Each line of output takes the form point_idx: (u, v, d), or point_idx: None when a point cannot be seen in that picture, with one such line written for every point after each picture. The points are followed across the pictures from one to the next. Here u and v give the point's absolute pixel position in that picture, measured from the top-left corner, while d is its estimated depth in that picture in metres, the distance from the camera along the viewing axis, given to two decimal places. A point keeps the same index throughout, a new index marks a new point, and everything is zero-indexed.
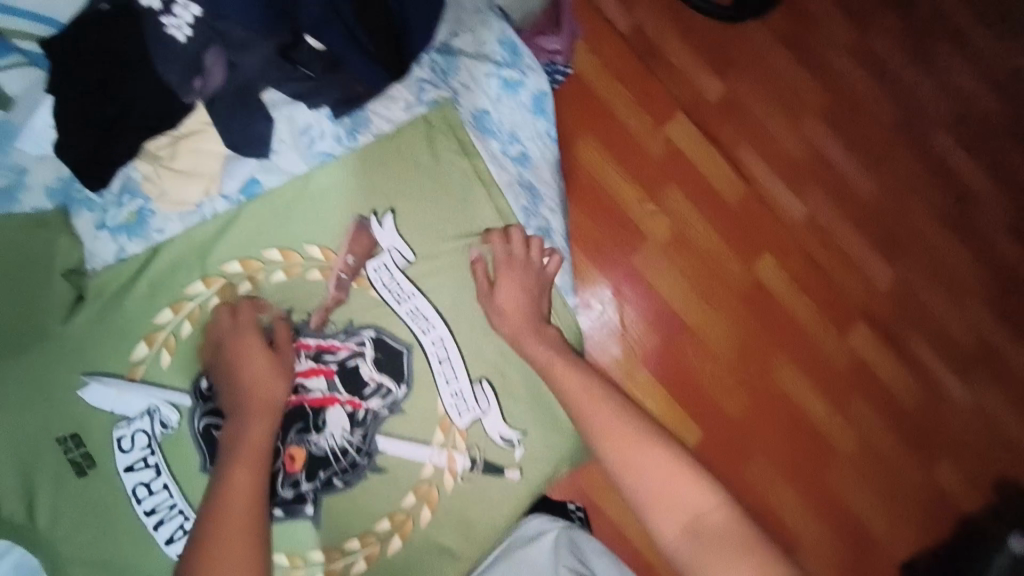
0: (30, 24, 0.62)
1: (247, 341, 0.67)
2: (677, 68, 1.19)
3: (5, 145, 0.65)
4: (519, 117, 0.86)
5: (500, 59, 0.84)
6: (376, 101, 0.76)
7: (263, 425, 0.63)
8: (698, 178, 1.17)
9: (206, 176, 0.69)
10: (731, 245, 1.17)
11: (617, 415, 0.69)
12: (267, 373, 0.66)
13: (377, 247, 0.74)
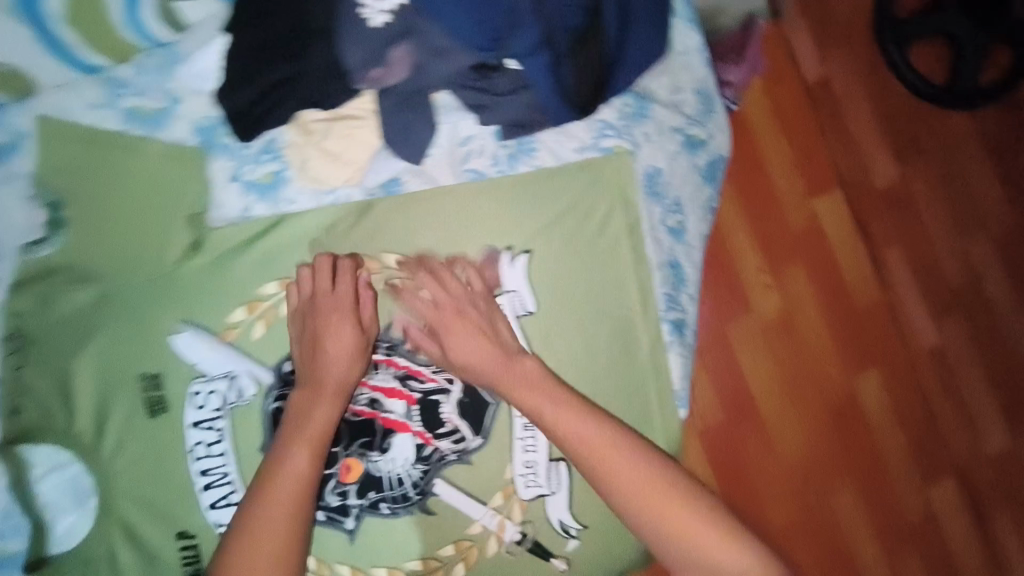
0: None
1: (337, 320, 0.63)
2: (853, 138, 1.15)
3: (169, 71, 0.64)
4: (688, 182, 0.77)
5: (691, 113, 0.77)
6: (551, 133, 0.66)
7: (325, 407, 0.62)
8: (828, 264, 1.12)
9: (351, 165, 0.65)
10: (837, 345, 1.12)
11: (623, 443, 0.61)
12: (329, 356, 0.62)
13: (501, 287, 0.67)
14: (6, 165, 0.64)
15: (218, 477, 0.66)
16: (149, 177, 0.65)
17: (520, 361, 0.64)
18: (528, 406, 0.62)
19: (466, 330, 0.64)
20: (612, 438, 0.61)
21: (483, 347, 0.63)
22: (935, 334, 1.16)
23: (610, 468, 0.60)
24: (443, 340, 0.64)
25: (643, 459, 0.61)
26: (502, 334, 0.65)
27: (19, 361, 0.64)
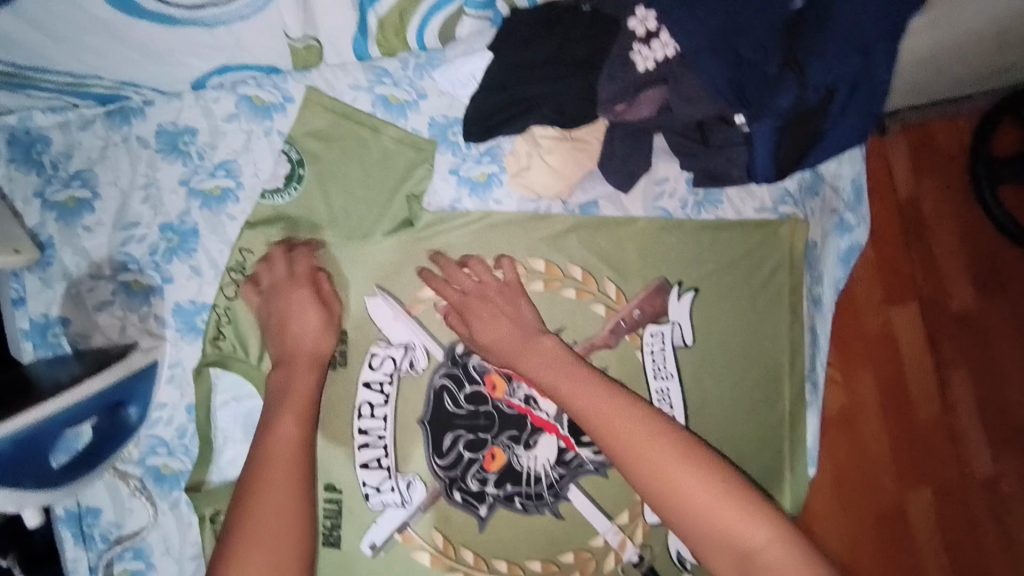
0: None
1: (286, 300, 0.68)
2: (936, 256, 1.13)
3: (426, 71, 0.73)
4: (830, 261, 0.83)
5: (846, 199, 0.82)
6: (738, 189, 0.74)
7: (306, 379, 0.65)
8: (895, 373, 1.10)
9: (565, 180, 0.71)
10: (892, 456, 1.08)
11: (630, 413, 0.60)
12: (298, 340, 0.67)
13: (666, 316, 0.73)
14: (267, 121, 0.72)
15: (376, 438, 0.70)
16: (382, 155, 0.73)
17: (538, 340, 0.66)
18: (541, 374, 0.64)
19: (495, 307, 0.69)
20: (622, 406, 0.60)
21: (494, 322, 0.68)
22: (991, 464, 1.12)
23: (619, 433, 0.59)
24: (472, 322, 0.68)
25: (655, 428, 0.59)
26: (524, 313, 0.69)
27: (230, 293, 0.69)
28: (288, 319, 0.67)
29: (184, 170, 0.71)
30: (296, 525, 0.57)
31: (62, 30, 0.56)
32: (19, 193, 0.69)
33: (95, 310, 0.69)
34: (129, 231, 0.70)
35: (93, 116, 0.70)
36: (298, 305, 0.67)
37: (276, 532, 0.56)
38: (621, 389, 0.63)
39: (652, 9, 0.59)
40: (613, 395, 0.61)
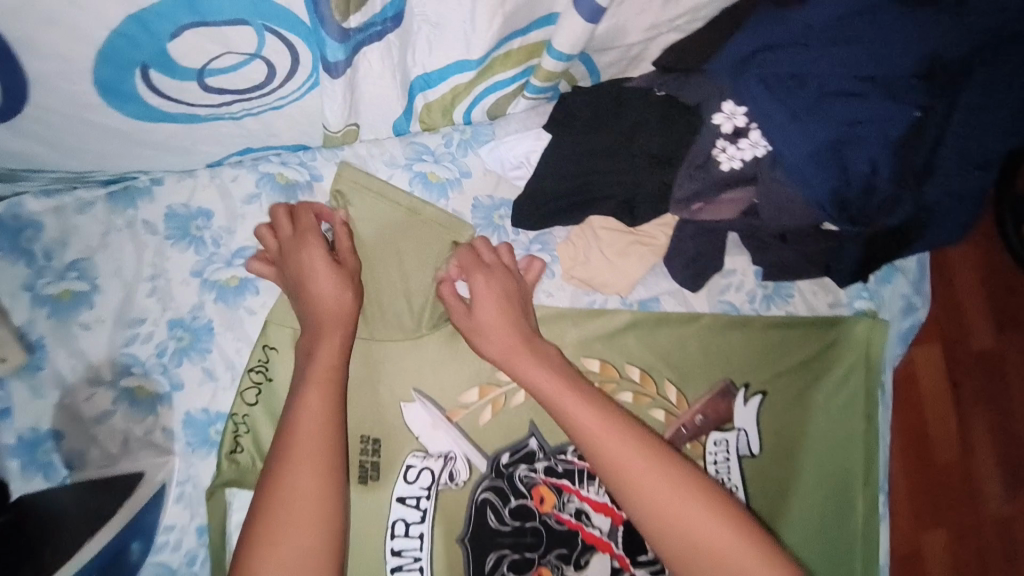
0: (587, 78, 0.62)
1: (301, 256, 0.59)
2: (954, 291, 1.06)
3: (469, 147, 0.67)
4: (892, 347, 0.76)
5: (910, 281, 0.76)
6: (809, 283, 0.68)
7: (332, 340, 0.57)
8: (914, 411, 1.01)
9: (625, 277, 0.64)
10: (912, 499, 0.97)
11: (632, 425, 0.54)
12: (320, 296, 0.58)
13: (730, 422, 0.66)
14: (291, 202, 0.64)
15: (410, 560, 0.62)
16: (417, 237, 0.65)
17: (538, 344, 0.59)
18: (534, 381, 0.56)
19: (502, 284, 0.61)
20: (616, 420, 0.53)
21: (502, 320, 0.59)
22: (1008, 505, 1.02)
23: (610, 450, 0.52)
24: (475, 296, 0.60)
25: (650, 445, 0.52)
26: (528, 308, 0.62)
27: (249, 398, 0.61)
28: (302, 273, 0.59)
29: (198, 259, 0.63)
30: (325, 514, 0.49)
31: (68, 140, 0.50)
32: (4, 286, 0.60)
33: (93, 423, 0.60)
34: (134, 328, 0.62)
35: (93, 198, 0.62)
36: (322, 257, 0.59)
37: (310, 511, 0.49)
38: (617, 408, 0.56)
39: (742, 106, 0.54)
40: (612, 412, 0.54)
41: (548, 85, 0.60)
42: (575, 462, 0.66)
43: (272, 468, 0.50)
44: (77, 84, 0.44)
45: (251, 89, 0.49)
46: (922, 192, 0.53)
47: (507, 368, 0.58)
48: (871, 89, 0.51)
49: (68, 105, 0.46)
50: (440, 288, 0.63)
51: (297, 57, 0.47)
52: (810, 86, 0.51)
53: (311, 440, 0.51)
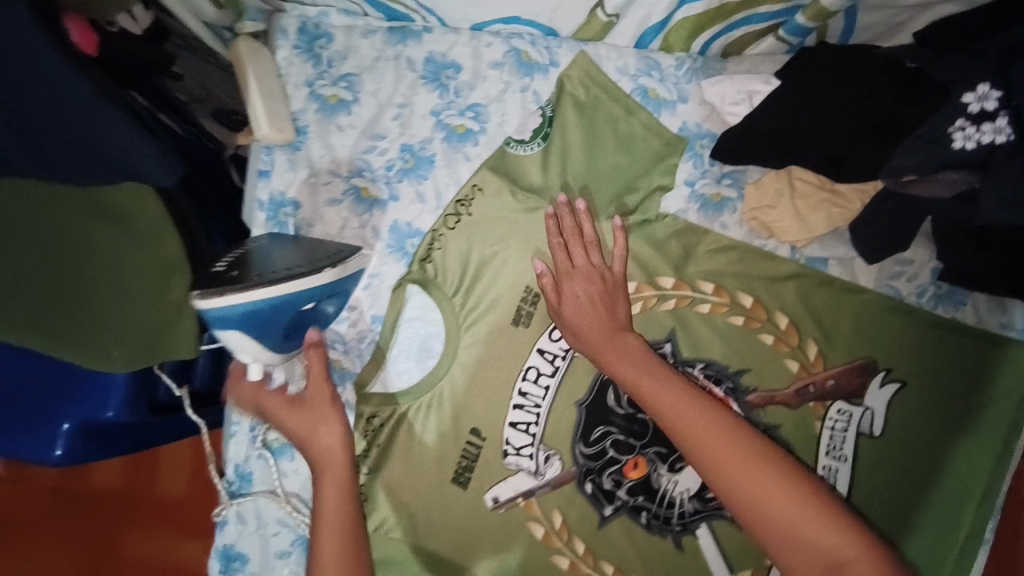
0: (837, 33, 0.66)
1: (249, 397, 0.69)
2: None
3: (694, 77, 0.72)
4: None
5: None
6: (988, 298, 0.68)
7: (302, 416, 0.67)
8: None
9: (806, 231, 0.68)
10: None
11: (702, 407, 0.58)
12: (282, 412, 0.67)
13: (860, 398, 0.68)
14: (526, 78, 0.73)
15: (531, 404, 0.70)
16: (626, 137, 0.72)
17: (623, 336, 0.64)
18: (621, 371, 0.62)
19: (587, 282, 0.66)
20: (691, 405, 0.58)
21: (591, 307, 0.65)
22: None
23: (686, 432, 0.57)
24: (565, 290, 0.67)
25: (723, 424, 0.57)
26: (617, 308, 0.66)
27: (450, 223, 0.72)
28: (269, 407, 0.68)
29: (439, 101, 0.73)
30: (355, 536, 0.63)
31: None
32: (293, 77, 0.74)
33: (324, 204, 0.72)
34: (374, 141, 0.73)
35: (376, 27, 0.74)
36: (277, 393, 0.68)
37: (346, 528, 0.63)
38: (692, 387, 0.60)
39: (997, 91, 0.56)
40: (682, 391, 0.59)
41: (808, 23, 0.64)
42: (699, 377, 0.70)
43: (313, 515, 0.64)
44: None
45: None
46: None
47: (594, 358, 0.65)
48: None
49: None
50: (541, 278, 0.68)
51: None
52: None
53: (327, 435, 0.66)
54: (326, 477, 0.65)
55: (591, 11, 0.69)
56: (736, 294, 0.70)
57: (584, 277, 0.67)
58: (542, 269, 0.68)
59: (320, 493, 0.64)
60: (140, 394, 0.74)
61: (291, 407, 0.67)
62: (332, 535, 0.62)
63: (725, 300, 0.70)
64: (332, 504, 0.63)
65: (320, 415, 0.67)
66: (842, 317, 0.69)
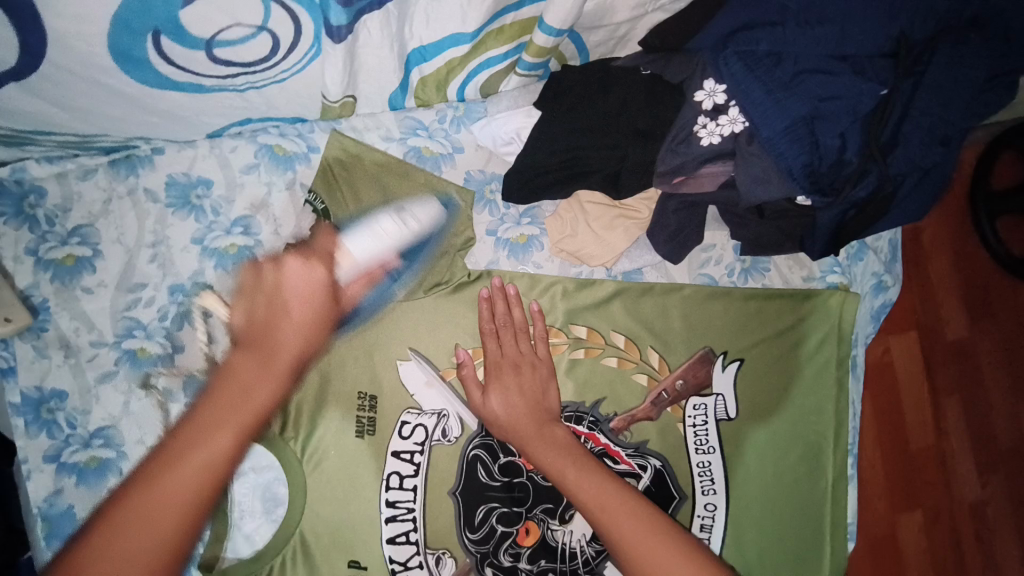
0: (575, 55, 0.66)
1: (293, 263, 0.49)
2: (932, 287, 1.08)
3: (461, 123, 0.69)
4: (863, 320, 0.79)
5: (883, 259, 0.80)
6: (786, 258, 0.72)
7: (305, 293, 0.47)
8: (891, 395, 1.04)
9: (611, 249, 0.67)
10: (886, 485, 1.02)
11: (625, 496, 0.58)
12: (299, 270, 0.48)
13: (709, 388, 0.70)
14: (289, 172, 0.67)
15: (404, 511, 0.66)
16: (411, 203, 0.68)
17: (553, 427, 0.62)
18: (550, 466, 0.60)
19: (514, 374, 0.64)
20: (613, 492, 0.58)
21: (517, 408, 0.62)
22: (980, 488, 1.05)
23: (610, 519, 0.56)
24: (490, 386, 0.64)
25: (649, 513, 0.57)
26: (546, 395, 0.65)
27: None
28: (282, 272, 0.49)
29: (198, 227, 0.65)
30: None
31: (78, 100, 0.53)
32: (9, 250, 0.62)
33: (96, 384, 0.62)
34: (135, 293, 0.63)
35: (95, 165, 0.64)
36: (325, 250, 0.54)
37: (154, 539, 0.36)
38: (619, 480, 0.60)
39: (722, 85, 0.58)
40: (609, 484, 0.59)
41: (541, 60, 0.64)
42: None
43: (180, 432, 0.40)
44: (90, 47, 0.47)
45: (257, 64, 0.53)
46: (887, 165, 0.56)
47: (523, 454, 0.62)
48: (842, 66, 0.56)
49: (81, 65, 0.48)
50: (461, 367, 0.65)
51: (300, 26, 0.51)
52: (786, 63, 0.56)
53: (302, 330, 0.46)
54: (272, 365, 0.44)
55: (321, 104, 0.63)
56: (569, 329, 0.69)
57: (513, 368, 0.64)
58: (464, 359, 0.66)
59: (258, 372, 0.43)
60: None
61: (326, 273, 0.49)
62: (234, 429, 0.40)
63: (562, 339, 0.69)
64: (259, 410, 0.42)
65: (320, 292, 0.48)
66: (671, 317, 0.70)
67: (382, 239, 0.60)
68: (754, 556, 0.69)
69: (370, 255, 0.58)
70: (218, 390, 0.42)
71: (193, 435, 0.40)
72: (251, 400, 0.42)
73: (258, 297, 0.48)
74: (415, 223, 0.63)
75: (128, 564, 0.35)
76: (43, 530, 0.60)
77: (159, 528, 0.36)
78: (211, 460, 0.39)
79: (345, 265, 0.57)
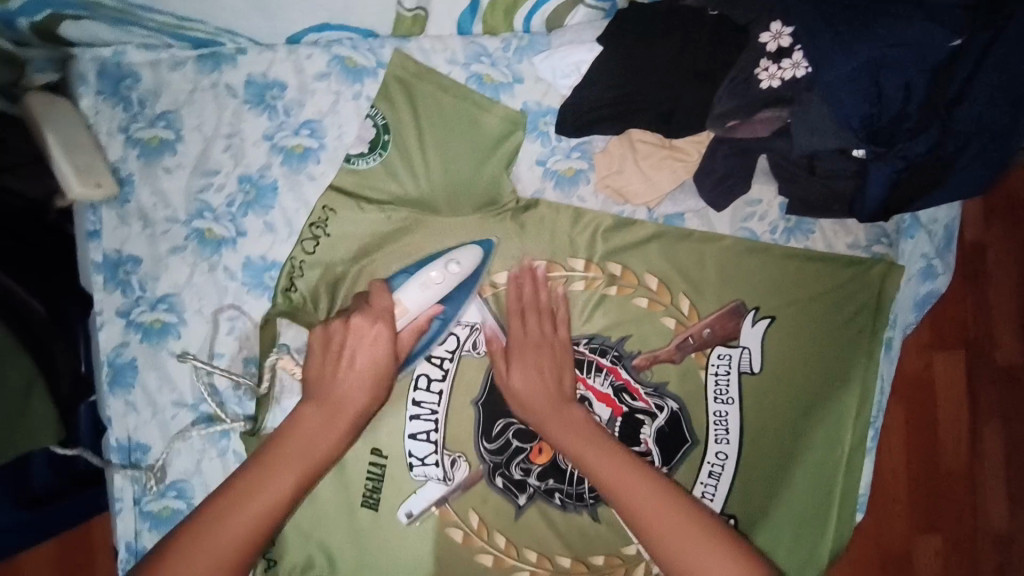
0: None
1: (358, 320, 0.63)
2: (990, 301, 1.05)
3: (524, 55, 0.71)
4: (903, 303, 0.78)
5: (935, 245, 0.78)
6: (832, 222, 0.71)
7: (369, 355, 0.63)
8: (925, 403, 1.01)
9: (656, 190, 0.69)
10: (909, 505, 1.00)
11: (641, 469, 0.62)
12: (361, 332, 0.63)
13: (736, 340, 0.70)
14: (357, 85, 0.71)
15: (427, 412, 0.70)
16: (472, 126, 0.71)
17: (569, 408, 0.65)
18: (569, 441, 0.63)
19: (537, 354, 0.67)
20: (632, 468, 0.61)
21: (540, 384, 0.65)
22: (1004, 520, 1.05)
23: (627, 491, 0.60)
24: (513, 362, 0.66)
25: (670, 491, 0.61)
26: (563, 382, 0.66)
27: (308, 248, 0.68)
28: (347, 329, 0.63)
29: (269, 124, 0.69)
30: (259, 520, 0.57)
31: None
32: (104, 125, 0.68)
33: (167, 255, 0.68)
34: (208, 178, 0.69)
35: (185, 57, 0.69)
36: (381, 308, 0.63)
37: (239, 525, 0.56)
38: (635, 456, 0.63)
39: (789, 28, 0.59)
40: (624, 461, 0.62)
41: None
42: (585, 354, 0.70)
43: (267, 453, 0.59)
44: None
45: None
46: (949, 119, 0.57)
47: (539, 430, 0.65)
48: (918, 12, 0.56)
49: None
50: (512, 300, 0.69)
51: None
52: (858, 7, 0.56)
53: (366, 381, 0.62)
54: (335, 421, 0.61)
55: (395, 12, 0.67)
56: (603, 264, 0.70)
57: (535, 348, 0.67)
58: (513, 286, 0.70)
59: (322, 427, 0.60)
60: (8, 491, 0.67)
61: (384, 331, 0.63)
62: (290, 469, 0.59)
63: (597, 274, 0.70)
64: (325, 452, 0.60)
65: (383, 350, 0.63)
66: (706, 264, 0.70)
67: (428, 287, 0.65)
68: (759, 510, 0.70)
69: (420, 307, 0.65)
70: (289, 438, 0.60)
71: (254, 482, 0.58)
72: (318, 448, 0.60)
73: (326, 358, 0.63)
74: (460, 270, 0.66)
75: (220, 545, 0.55)
76: (108, 376, 0.67)
77: (246, 508, 0.57)
78: (278, 492, 0.58)
79: (400, 317, 0.64)
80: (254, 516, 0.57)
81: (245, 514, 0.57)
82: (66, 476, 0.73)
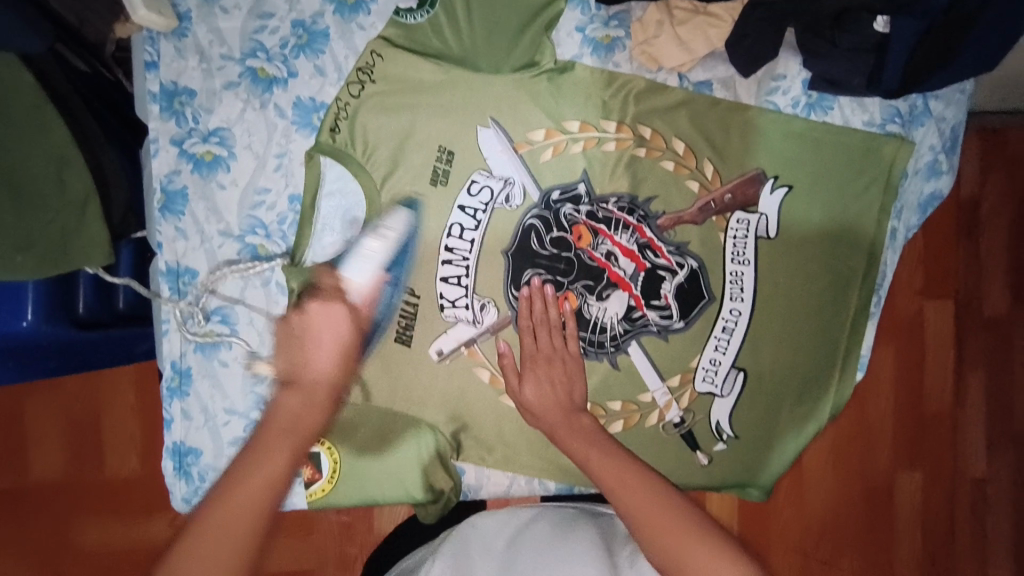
0: None
1: (315, 307, 0.64)
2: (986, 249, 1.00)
3: None
4: (911, 196, 0.80)
5: (941, 141, 0.79)
6: (849, 100, 0.76)
7: (333, 333, 0.63)
8: (916, 341, 1.00)
9: (690, 54, 0.73)
10: (895, 437, 0.99)
11: (609, 453, 0.65)
12: (322, 314, 0.64)
13: (755, 206, 0.75)
14: None
15: (460, 258, 0.73)
16: None
17: (579, 417, 0.70)
18: (577, 450, 0.67)
19: (547, 368, 0.71)
20: (602, 447, 0.66)
21: (549, 371, 0.71)
22: (986, 466, 1.01)
23: (600, 470, 0.64)
24: (525, 377, 0.71)
25: (635, 467, 0.64)
26: (574, 390, 0.71)
27: (353, 91, 0.72)
28: (305, 315, 0.64)
29: None
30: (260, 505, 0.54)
31: None
32: None
33: (222, 90, 0.72)
34: (263, 21, 0.72)
35: None
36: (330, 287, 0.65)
37: (241, 512, 0.53)
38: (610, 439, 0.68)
39: None
40: (600, 446, 0.66)
41: None
42: (614, 212, 0.74)
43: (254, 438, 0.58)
44: None
45: None
46: None
47: (553, 439, 0.70)
48: None
49: None
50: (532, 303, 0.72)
51: None
52: None
53: (332, 359, 0.63)
54: (313, 401, 0.61)
55: None
56: (634, 126, 0.74)
57: (546, 361, 0.71)
58: (532, 293, 0.72)
59: (304, 404, 0.60)
60: (62, 307, 0.70)
61: (342, 309, 0.64)
62: (289, 446, 0.58)
63: (628, 135, 0.74)
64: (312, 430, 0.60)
65: (345, 325, 0.64)
66: (730, 133, 0.75)
67: (371, 260, 0.67)
68: (767, 366, 0.76)
69: (365, 279, 0.67)
70: (272, 422, 0.59)
71: (259, 454, 0.57)
72: (305, 425, 0.59)
73: (286, 345, 0.64)
74: (390, 236, 0.69)
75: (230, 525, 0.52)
76: (160, 201, 0.72)
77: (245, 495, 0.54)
78: (275, 468, 0.56)
79: (351, 292, 0.66)
80: (254, 510, 0.53)
81: (240, 500, 0.53)
82: (104, 304, 0.77)
